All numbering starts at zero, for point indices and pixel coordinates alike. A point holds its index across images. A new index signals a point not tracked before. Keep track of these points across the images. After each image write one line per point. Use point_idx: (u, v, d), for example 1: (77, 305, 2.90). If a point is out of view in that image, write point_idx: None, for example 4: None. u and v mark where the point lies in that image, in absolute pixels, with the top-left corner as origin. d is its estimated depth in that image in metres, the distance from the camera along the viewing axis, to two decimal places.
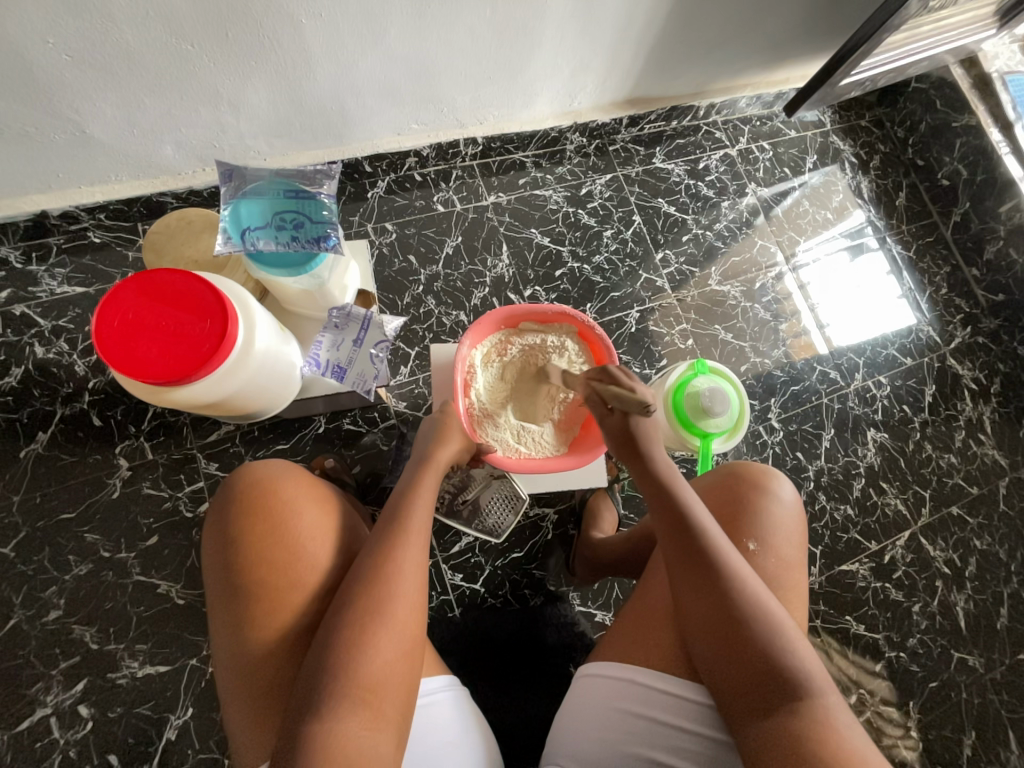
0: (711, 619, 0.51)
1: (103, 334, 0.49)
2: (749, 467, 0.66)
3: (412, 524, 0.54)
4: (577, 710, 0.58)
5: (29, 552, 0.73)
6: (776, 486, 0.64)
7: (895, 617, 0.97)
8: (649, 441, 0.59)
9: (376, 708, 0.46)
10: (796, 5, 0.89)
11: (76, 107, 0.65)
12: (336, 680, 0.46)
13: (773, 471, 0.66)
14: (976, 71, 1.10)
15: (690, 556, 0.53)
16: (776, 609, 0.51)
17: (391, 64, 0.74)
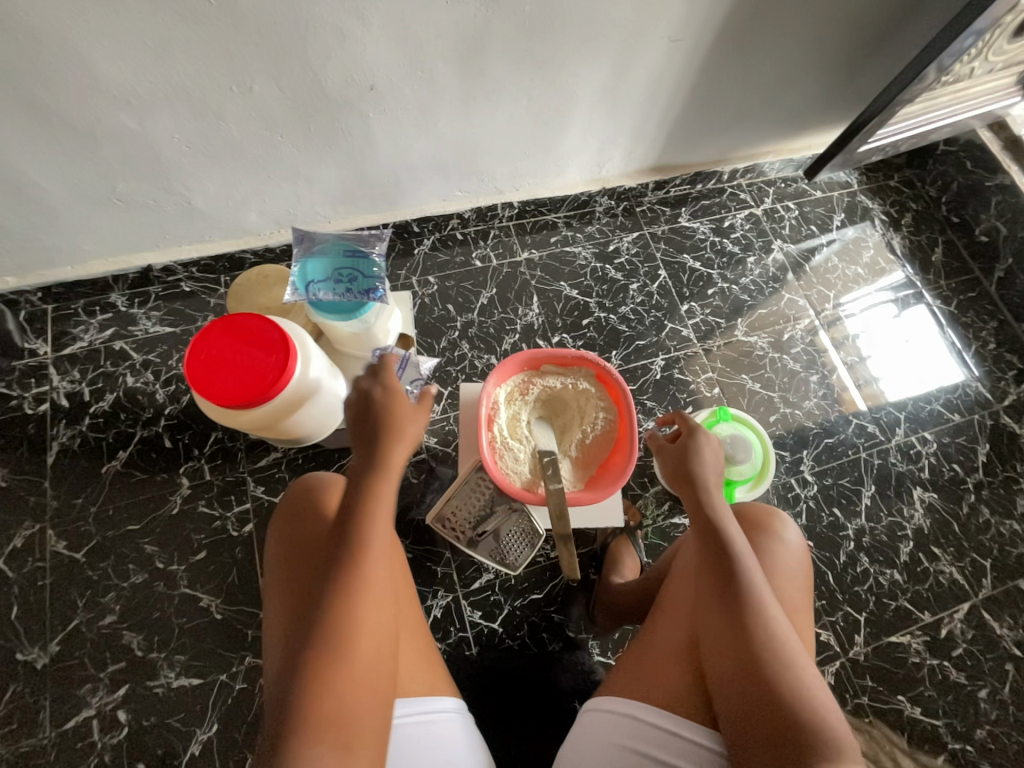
0: (740, 660, 0.50)
1: (190, 373, 0.58)
2: (754, 507, 0.66)
3: (366, 521, 0.54)
4: (578, 745, 0.57)
5: (97, 559, 0.81)
6: (781, 529, 0.63)
7: (957, 702, 0.87)
8: (704, 481, 0.60)
9: (335, 718, 0.46)
10: (810, 83, 0.97)
11: (187, 184, 0.80)
12: (302, 677, 0.47)
13: (777, 512, 0.65)
14: (1005, 133, 1.13)
15: (729, 604, 0.52)
16: (802, 659, 0.50)
17: (441, 145, 0.87)
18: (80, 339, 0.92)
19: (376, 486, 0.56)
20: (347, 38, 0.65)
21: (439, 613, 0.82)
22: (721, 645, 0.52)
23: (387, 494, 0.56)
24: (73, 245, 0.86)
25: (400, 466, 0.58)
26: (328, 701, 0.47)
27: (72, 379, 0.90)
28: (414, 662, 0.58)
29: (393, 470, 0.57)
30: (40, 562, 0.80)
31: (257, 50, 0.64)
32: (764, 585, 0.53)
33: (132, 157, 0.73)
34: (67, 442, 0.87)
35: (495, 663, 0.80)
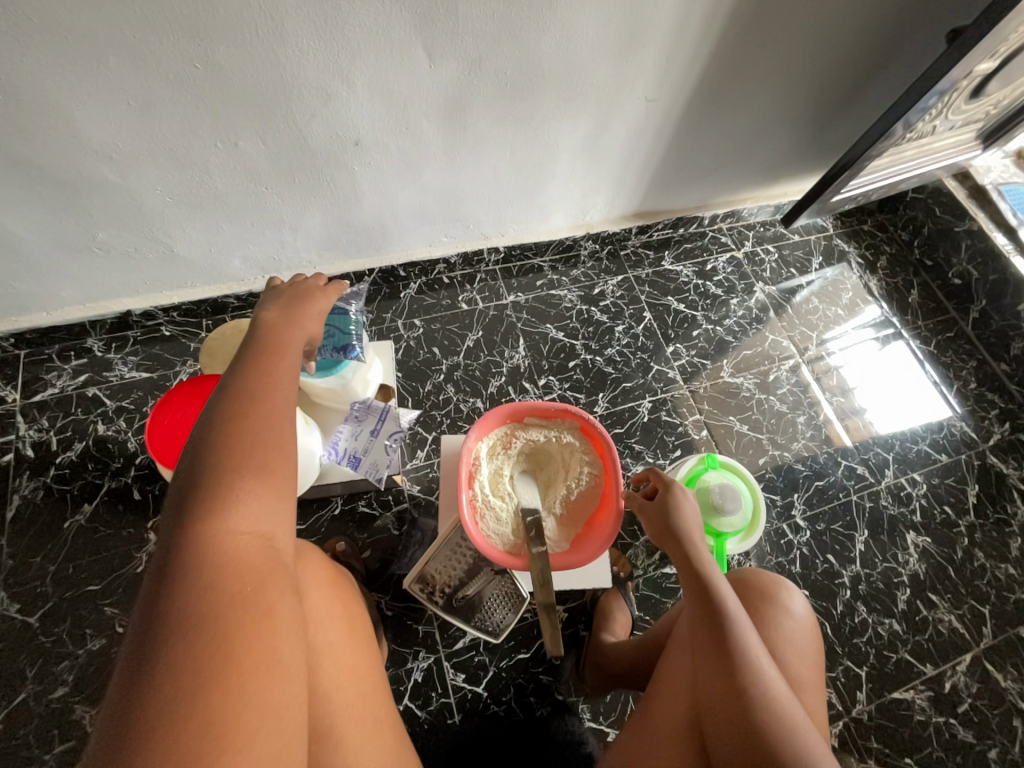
0: (743, 743, 0.47)
1: (159, 454, 0.58)
2: (757, 574, 0.63)
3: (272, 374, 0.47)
4: None
5: (51, 624, 0.76)
6: (786, 598, 0.61)
7: (967, 764, 0.83)
8: (688, 538, 0.58)
9: (256, 601, 0.38)
10: (781, 138, 1.01)
11: (169, 233, 0.80)
12: (203, 551, 0.38)
13: (783, 581, 0.63)
14: (970, 183, 1.18)
15: (727, 668, 0.49)
16: (814, 744, 0.46)
17: (426, 194, 0.88)
18: (52, 386, 0.89)
19: (280, 343, 0.50)
20: (331, 97, 0.67)
21: (419, 677, 0.78)
22: (724, 726, 0.48)
23: (291, 354, 0.50)
24: (49, 292, 0.84)
25: (304, 331, 0.54)
26: (244, 576, 0.38)
27: (40, 427, 0.86)
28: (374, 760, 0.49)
29: (294, 332, 0.52)
30: None
31: (242, 109, 0.65)
32: (763, 656, 0.50)
33: (113, 208, 0.73)
34: (29, 495, 0.82)
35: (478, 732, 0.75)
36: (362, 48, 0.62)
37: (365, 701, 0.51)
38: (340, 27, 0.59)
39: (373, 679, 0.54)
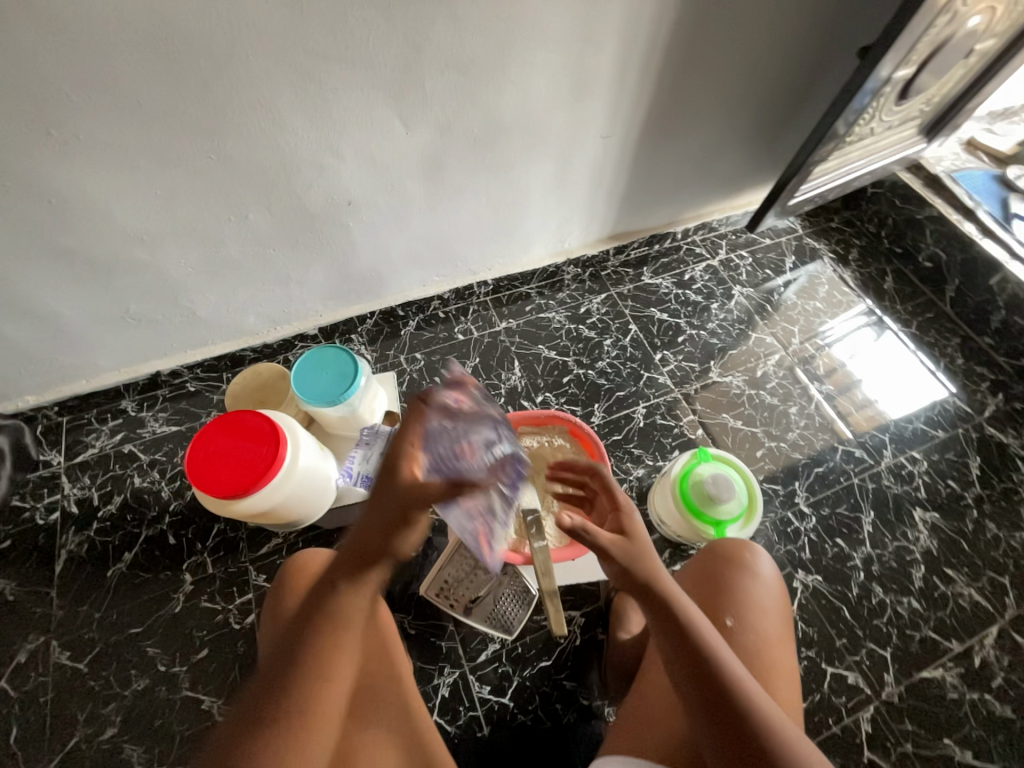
0: None
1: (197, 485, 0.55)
2: (724, 542, 0.66)
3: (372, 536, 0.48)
4: None
5: (99, 668, 0.81)
6: (752, 560, 0.64)
7: (1012, 740, 0.81)
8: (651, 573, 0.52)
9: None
10: (734, 155, 1.10)
11: (192, 299, 0.90)
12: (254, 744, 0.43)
13: (749, 544, 0.65)
14: (924, 173, 1.26)
15: (715, 704, 0.46)
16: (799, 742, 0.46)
17: (414, 240, 0.98)
18: (92, 446, 0.97)
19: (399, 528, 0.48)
20: (325, 168, 0.77)
21: (446, 692, 0.80)
22: (718, 759, 0.45)
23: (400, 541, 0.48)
24: (89, 361, 0.94)
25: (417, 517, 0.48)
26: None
27: (83, 485, 0.94)
28: None
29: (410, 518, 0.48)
30: (43, 676, 0.80)
31: (251, 187, 0.75)
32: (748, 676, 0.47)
33: (145, 282, 0.83)
34: (75, 549, 0.89)
35: (505, 742, 0.77)
36: (347, 125, 0.73)
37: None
38: (329, 111, 0.70)
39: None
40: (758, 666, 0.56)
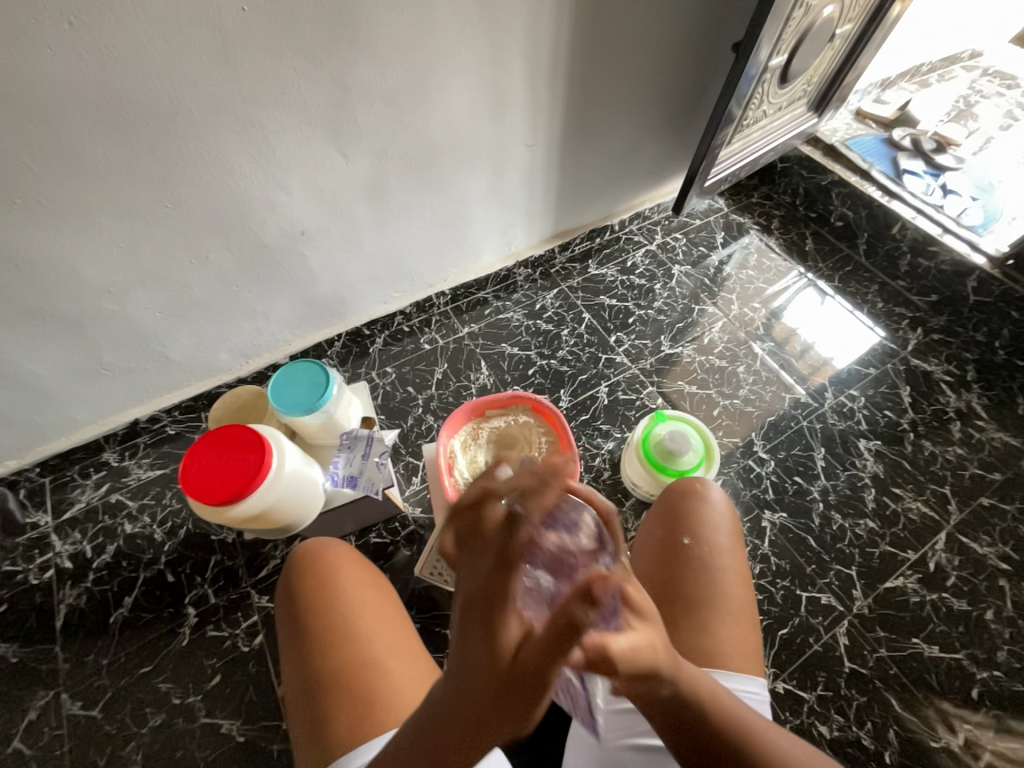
0: None
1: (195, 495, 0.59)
2: (679, 480, 0.74)
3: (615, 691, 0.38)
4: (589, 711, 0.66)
5: (113, 711, 0.82)
6: (704, 490, 0.72)
7: (969, 629, 0.92)
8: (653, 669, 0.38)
9: None
10: (650, 148, 1.22)
11: (163, 343, 0.94)
12: None
13: (701, 477, 0.74)
14: (822, 144, 1.40)
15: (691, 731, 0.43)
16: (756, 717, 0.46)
17: (370, 260, 1.05)
18: (78, 500, 0.99)
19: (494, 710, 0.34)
20: (276, 204, 0.84)
21: None
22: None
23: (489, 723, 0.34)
24: (67, 418, 0.97)
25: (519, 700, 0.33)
26: None
27: (74, 540, 0.95)
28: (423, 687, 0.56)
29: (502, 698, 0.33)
30: (57, 730, 0.81)
31: (209, 229, 0.81)
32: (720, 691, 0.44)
33: (116, 333, 0.87)
34: (74, 602, 0.90)
35: None
36: (291, 162, 0.80)
37: (402, 638, 0.60)
38: (273, 152, 0.77)
39: (407, 625, 0.62)
40: (715, 573, 0.64)
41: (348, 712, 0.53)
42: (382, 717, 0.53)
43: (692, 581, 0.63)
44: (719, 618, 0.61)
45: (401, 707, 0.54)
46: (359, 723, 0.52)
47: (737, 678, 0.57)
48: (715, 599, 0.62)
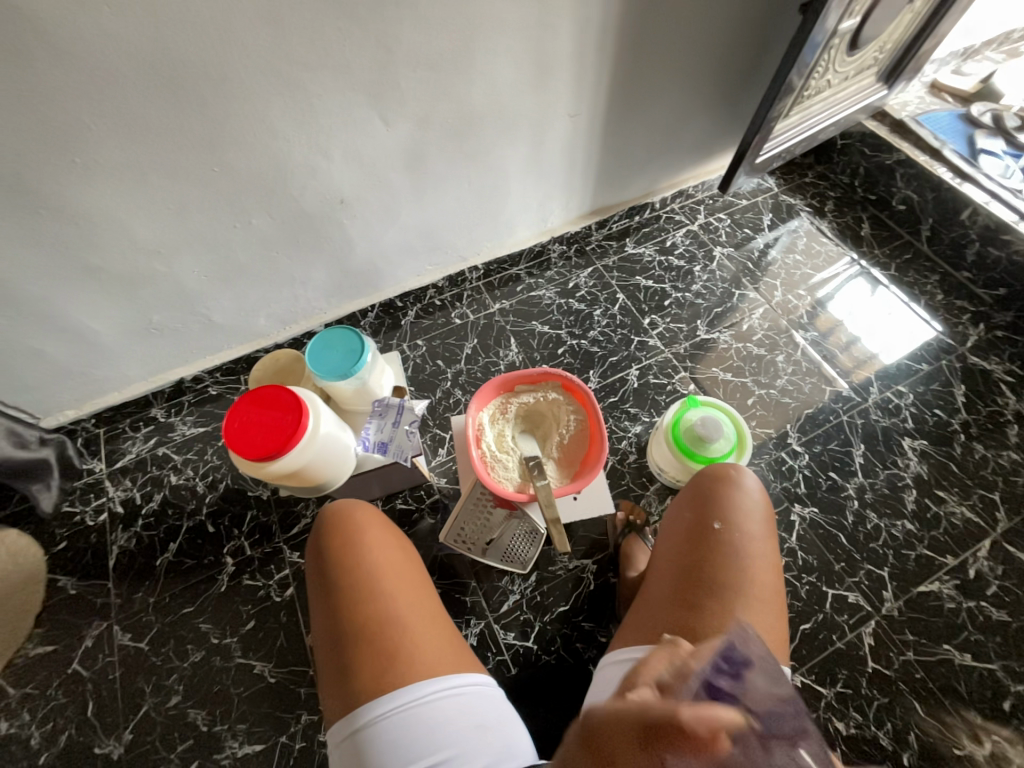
0: None
1: (238, 450, 0.62)
2: (713, 465, 0.73)
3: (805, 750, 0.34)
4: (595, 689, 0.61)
5: (159, 645, 0.89)
6: (740, 477, 0.70)
7: (1006, 640, 0.88)
8: None
9: None
10: (699, 121, 1.15)
11: (206, 306, 0.97)
12: None
13: (737, 464, 0.72)
14: (889, 120, 1.29)
15: None
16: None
17: (405, 231, 1.05)
18: (129, 451, 1.05)
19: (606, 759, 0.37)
20: (317, 170, 0.84)
21: (474, 640, 0.87)
22: None
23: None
24: (119, 373, 1.02)
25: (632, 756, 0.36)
26: None
27: (125, 487, 1.02)
28: (443, 647, 0.58)
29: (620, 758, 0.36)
30: (110, 657, 0.88)
31: (252, 193, 0.83)
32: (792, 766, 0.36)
33: (164, 293, 0.91)
34: (125, 543, 0.97)
35: (533, 678, 0.84)
36: (333, 128, 0.79)
37: (423, 599, 0.62)
38: (314, 115, 0.77)
39: (428, 585, 0.64)
40: (744, 559, 0.63)
41: (372, 662, 0.56)
42: (405, 668, 0.55)
43: (719, 565, 0.63)
44: (745, 604, 0.60)
45: (421, 660, 0.56)
46: (382, 672, 0.55)
47: None
48: (743, 585, 0.61)
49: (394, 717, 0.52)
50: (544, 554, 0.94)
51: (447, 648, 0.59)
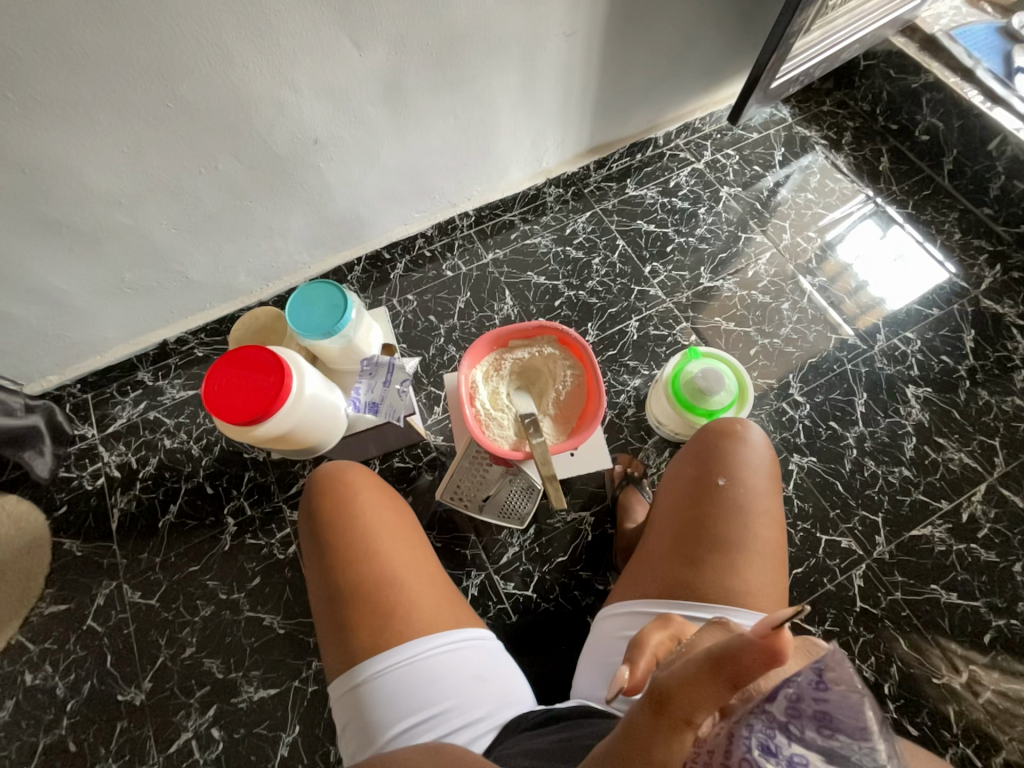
0: None
1: (222, 415, 0.60)
2: (718, 420, 0.71)
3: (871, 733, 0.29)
4: (596, 644, 0.63)
5: (169, 601, 0.92)
6: (744, 432, 0.69)
7: (992, 579, 0.91)
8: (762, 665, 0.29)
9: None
10: (709, 41, 1.04)
11: (181, 262, 0.92)
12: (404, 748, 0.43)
13: (742, 419, 0.70)
14: (919, 35, 1.16)
15: None
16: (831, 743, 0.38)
17: (388, 173, 0.96)
18: (120, 415, 1.03)
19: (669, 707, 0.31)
20: (284, 105, 0.76)
21: (475, 590, 0.89)
22: None
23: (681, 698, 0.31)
24: (98, 336, 0.98)
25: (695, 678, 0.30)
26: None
27: (120, 452, 1.01)
28: (439, 602, 0.59)
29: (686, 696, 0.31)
30: (123, 613, 0.91)
31: (214, 133, 0.75)
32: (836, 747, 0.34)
33: (132, 249, 0.85)
34: (126, 506, 0.98)
35: (533, 625, 0.87)
36: (297, 52, 0.70)
37: (421, 558, 0.62)
38: (275, 38, 0.68)
39: (424, 547, 0.64)
40: (745, 514, 0.62)
41: (368, 621, 0.56)
42: (402, 626, 0.56)
43: (720, 520, 0.62)
44: (745, 560, 0.60)
45: (418, 618, 0.57)
46: (380, 630, 0.56)
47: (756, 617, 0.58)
48: (743, 541, 0.61)
49: (396, 673, 0.54)
50: (543, 508, 0.94)
51: (444, 603, 0.60)
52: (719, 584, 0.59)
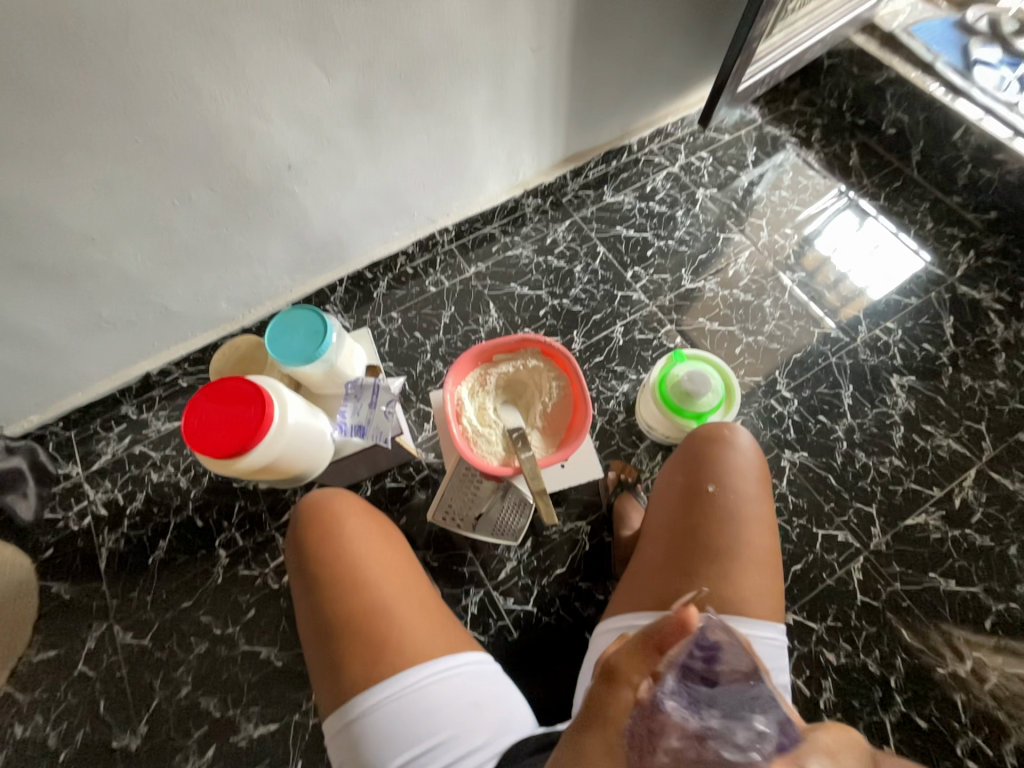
0: None
1: (202, 449, 0.59)
2: (705, 425, 0.71)
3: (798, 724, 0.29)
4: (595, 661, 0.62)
5: (162, 639, 0.90)
6: (731, 436, 0.69)
7: (989, 564, 0.91)
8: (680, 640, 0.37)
9: None
10: (674, 48, 1.05)
11: (160, 294, 0.91)
12: None
13: (729, 423, 0.70)
14: (879, 33, 1.19)
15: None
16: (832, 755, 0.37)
17: (364, 194, 0.97)
18: (104, 452, 1.02)
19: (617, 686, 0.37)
20: (256, 134, 0.76)
21: (475, 609, 0.88)
22: None
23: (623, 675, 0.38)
24: (78, 373, 0.97)
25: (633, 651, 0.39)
26: None
27: (106, 489, 0.99)
28: (431, 629, 0.58)
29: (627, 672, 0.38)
30: (115, 655, 0.89)
31: (185, 165, 0.75)
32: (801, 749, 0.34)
33: (108, 285, 0.84)
34: (114, 545, 0.96)
35: (534, 640, 0.86)
36: (265, 81, 0.71)
37: (411, 584, 0.61)
38: (240, 70, 0.68)
39: (415, 572, 0.63)
40: (736, 519, 0.62)
41: (360, 655, 0.55)
42: (395, 658, 0.55)
43: (711, 526, 0.62)
44: (738, 566, 0.60)
45: (411, 647, 0.56)
46: (372, 663, 0.55)
47: (753, 624, 0.58)
48: (735, 546, 0.61)
49: (390, 706, 0.53)
50: (538, 520, 0.94)
51: (437, 630, 0.59)
52: (714, 592, 0.59)
